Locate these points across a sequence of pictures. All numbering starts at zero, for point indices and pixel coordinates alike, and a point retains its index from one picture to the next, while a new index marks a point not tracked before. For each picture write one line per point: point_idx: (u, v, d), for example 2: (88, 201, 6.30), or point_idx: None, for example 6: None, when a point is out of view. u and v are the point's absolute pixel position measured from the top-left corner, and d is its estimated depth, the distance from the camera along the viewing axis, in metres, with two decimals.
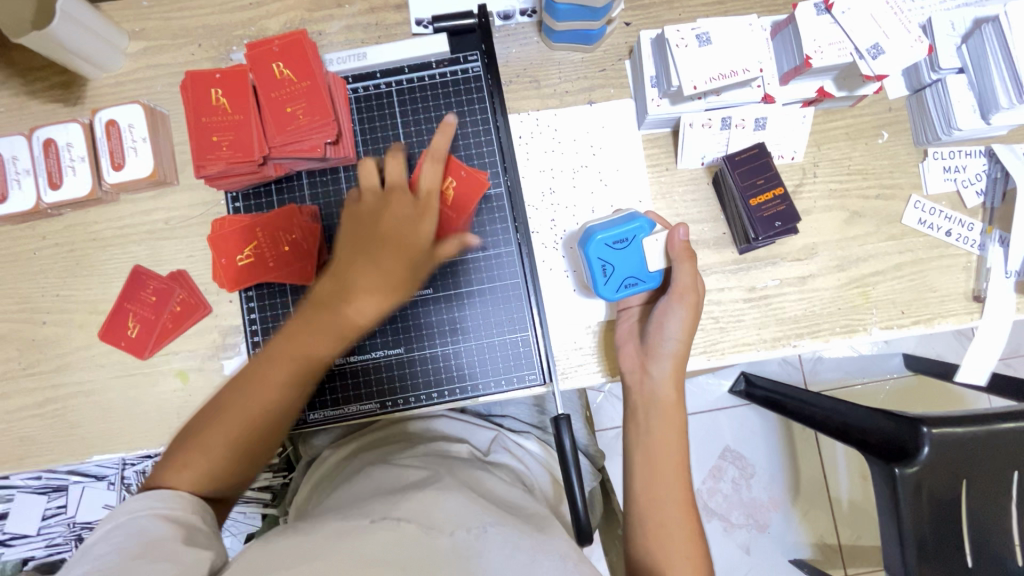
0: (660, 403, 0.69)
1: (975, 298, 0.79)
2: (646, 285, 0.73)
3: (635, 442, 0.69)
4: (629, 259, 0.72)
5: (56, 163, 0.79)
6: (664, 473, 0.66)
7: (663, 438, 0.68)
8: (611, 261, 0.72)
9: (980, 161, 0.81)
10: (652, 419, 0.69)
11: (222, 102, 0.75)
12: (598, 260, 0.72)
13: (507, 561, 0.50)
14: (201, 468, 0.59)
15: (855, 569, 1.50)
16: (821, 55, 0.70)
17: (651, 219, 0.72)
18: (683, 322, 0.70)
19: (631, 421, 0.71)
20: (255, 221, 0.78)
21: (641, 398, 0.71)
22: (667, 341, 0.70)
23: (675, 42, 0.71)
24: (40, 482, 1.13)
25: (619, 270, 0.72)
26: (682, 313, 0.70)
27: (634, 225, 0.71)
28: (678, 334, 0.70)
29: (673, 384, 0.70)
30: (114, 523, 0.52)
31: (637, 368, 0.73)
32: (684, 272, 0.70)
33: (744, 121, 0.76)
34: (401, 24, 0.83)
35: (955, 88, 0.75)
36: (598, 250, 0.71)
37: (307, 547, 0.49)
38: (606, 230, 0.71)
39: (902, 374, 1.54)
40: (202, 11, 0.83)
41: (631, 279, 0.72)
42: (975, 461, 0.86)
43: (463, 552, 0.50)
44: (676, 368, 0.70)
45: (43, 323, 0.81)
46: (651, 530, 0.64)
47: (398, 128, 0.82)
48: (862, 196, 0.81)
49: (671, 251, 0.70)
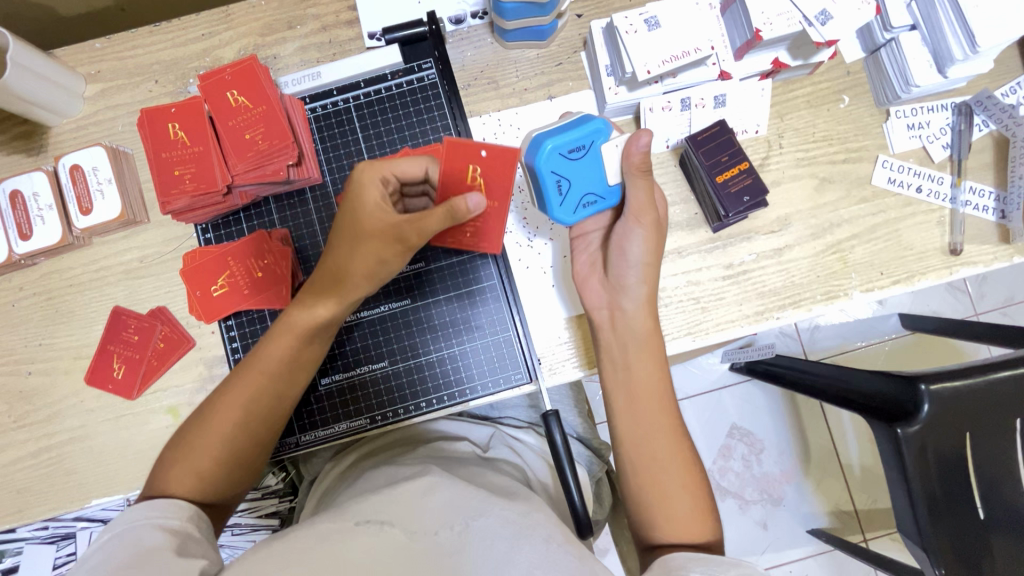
0: (638, 333, 0.68)
1: (952, 251, 0.79)
2: (605, 203, 0.71)
3: (614, 381, 0.69)
4: (585, 171, 0.68)
5: (25, 213, 0.79)
6: (646, 409, 0.66)
7: (642, 369, 0.67)
8: (566, 175, 0.68)
9: (944, 114, 0.81)
10: (630, 349, 0.68)
11: (181, 135, 0.75)
12: (552, 174, 0.68)
13: (486, 557, 0.53)
14: (193, 468, 0.61)
15: (873, 533, 1.50)
16: (771, 26, 0.70)
17: (606, 122, 0.68)
18: (645, 243, 0.67)
19: (605, 352, 0.70)
20: (228, 251, 0.78)
21: (616, 332, 0.69)
22: (633, 266, 0.68)
23: (624, 29, 0.71)
24: (49, 532, 1.12)
25: (575, 186, 0.69)
26: (642, 233, 0.67)
27: (589, 128, 0.67)
28: (642, 257, 0.68)
29: (646, 310, 0.68)
30: (110, 534, 0.53)
31: (606, 303, 0.70)
32: (640, 188, 0.67)
33: (703, 100, 0.77)
34: (355, 39, 0.83)
35: (909, 45, 0.75)
36: (550, 162, 0.67)
37: (298, 554, 0.53)
38: (556, 138, 0.67)
39: (898, 334, 1.54)
40: (155, 47, 0.83)
41: (588, 197, 0.70)
42: (973, 412, 0.86)
43: (446, 553, 0.54)
44: (648, 294, 0.69)
45: (29, 374, 0.81)
46: (651, 488, 0.63)
47: (360, 144, 0.82)
48: (830, 162, 0.81)
49: (627, 164, 0.65)
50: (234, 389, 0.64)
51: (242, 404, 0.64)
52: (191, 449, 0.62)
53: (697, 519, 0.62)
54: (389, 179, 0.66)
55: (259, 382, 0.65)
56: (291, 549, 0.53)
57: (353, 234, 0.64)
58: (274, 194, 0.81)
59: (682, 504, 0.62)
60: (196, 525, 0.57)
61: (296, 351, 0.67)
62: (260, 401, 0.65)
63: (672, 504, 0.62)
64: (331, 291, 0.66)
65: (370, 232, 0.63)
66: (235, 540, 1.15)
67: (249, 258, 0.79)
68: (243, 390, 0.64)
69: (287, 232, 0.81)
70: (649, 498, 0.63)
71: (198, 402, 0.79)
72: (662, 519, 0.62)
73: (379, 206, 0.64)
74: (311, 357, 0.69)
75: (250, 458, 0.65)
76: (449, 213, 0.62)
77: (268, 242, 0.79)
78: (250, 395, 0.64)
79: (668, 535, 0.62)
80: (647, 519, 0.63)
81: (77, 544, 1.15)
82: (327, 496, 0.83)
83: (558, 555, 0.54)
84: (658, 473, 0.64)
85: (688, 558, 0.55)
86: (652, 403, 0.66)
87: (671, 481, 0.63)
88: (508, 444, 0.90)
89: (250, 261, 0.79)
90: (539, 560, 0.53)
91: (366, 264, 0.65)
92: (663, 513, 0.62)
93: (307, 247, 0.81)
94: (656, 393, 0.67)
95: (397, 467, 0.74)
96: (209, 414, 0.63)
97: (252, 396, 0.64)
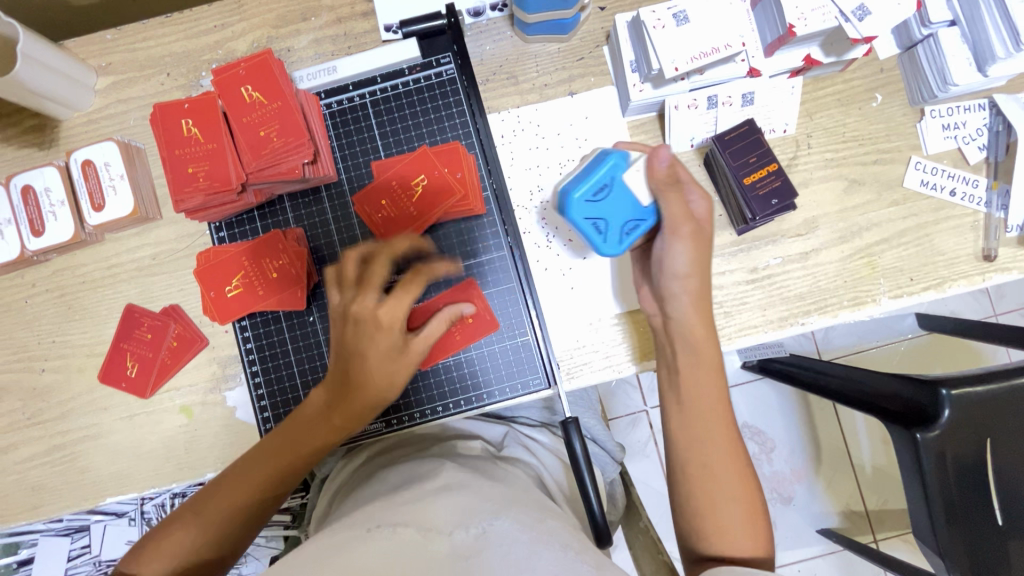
0: (687, 331, 0.64)
1: (985, 257, 0.77)
2: (648, 223, 0.66)
3: (666, 376, 0.67)
4: (618, 205, 0.66)
5: (37, 209, 0.78)
6: (697, 415, 0.63)
7: (692, 375, 0.64)
8: (600, 216, 0.66)
9: (981, 114, 0.78)
10: (679, 358, 0.65)
11: (194, 132, 0.74)
12: (586, 220, 0.66)
13: (505, 558, 0.51)
14: (196, 525, 0.59)
15: (883, 534, 1.48)
16: (805, 21, 0.67)
17: (623, 151, 0.66)
18: (688, 254, 0.64)
19: (661, 358, 0.68)
20: (242, 249, 0.78)
21: (666, 336, 0.67)
22: (674, 278, 0.64)
23: (651, 23, 0.68)
24: (62, 525, 1.15)
25: (612, 220, 0.66)
26: (683, 245, 0.64)
27: (607, 166, 0.65)
28: (684, 268, 0.64)
29: (695, 317, 0.64)
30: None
31: (656, 310, 0.69)
32: (673, 201, 0.64)
33: (732, 97, 0.74)
34: (370, 32, 0.81)
35: (948, 42, 0.72)
36: (581, 209, 0.66)
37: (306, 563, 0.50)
38: (580, 185, 0.66)
39: (916, 335, 1.51)
40: (166, 39, 0.81)
41: (629, 224, 0.66)
42: (999, 421, 0.84)
43: (460, 553, 0.52)
44: (696, 297, 0.65)
45: (42, 372, 0.80)
46: (694, 494, 0.61)
47: (376, 141, 0.81)
48: (860, 163, 0.78)
49: (655, 182, 0.64)
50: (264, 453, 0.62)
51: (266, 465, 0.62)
52: (206, 506, 0.60)
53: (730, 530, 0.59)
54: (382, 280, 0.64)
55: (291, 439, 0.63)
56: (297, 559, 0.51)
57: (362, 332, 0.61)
58: (288, 192, 0.80)
59: (727, 512, 0.60)
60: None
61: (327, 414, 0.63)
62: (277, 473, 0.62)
63: (715, 511, 0.60)
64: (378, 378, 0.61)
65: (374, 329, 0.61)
66: None
67: (264, 259, 0.78)
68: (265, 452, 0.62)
69: (302, 232, 0.79)
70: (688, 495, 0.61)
71: (211, 402, 0.78)
72: (700, 519, 0.61)
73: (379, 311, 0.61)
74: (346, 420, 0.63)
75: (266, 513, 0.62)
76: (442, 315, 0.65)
77: (284, 241, 0.77)
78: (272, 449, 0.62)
79: (716, 546, 0.60)
80: (695, 519, 0.61)
81: (91, 537, 1.17)
82: (340, 495, 0.81)
83: (576, 563, 0.54)
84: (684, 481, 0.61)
85: (733, 570, 0.53)
86: (701, 399, 0.63)
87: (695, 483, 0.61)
88: (522, 443, 0.88)
89: (264, 261, 0.78)
90: (561, 564, 0.53)
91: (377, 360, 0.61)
92: (711, 522, 0.60)
93: (322, 247, 0.80)
94: (705, 387, 0.63)
95: (411, 467, 0.72)
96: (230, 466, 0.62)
97: (269, 469, 0.62)
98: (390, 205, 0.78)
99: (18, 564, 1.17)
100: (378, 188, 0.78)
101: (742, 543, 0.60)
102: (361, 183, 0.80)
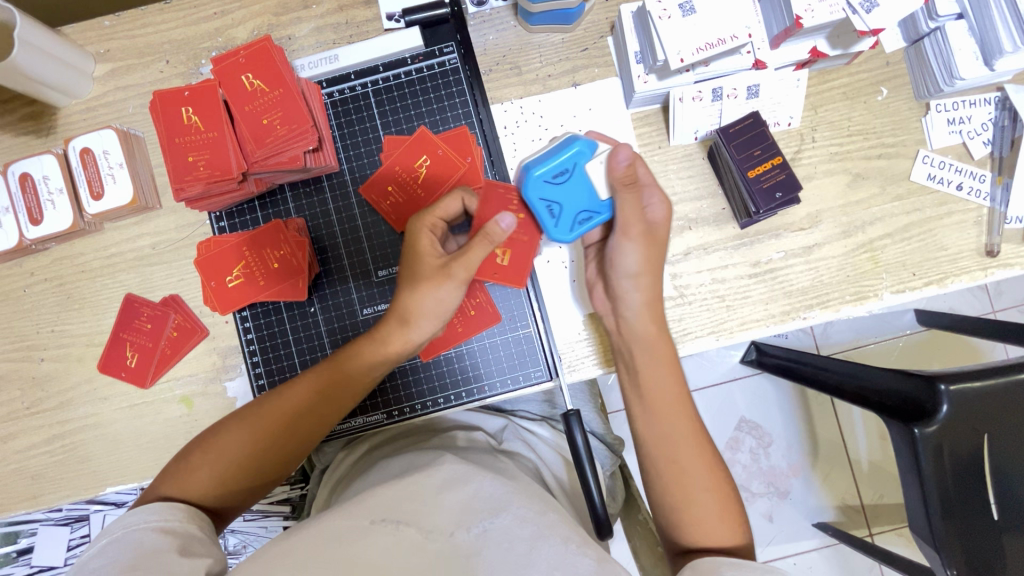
0: (641, 338, 0.66)
1: (988, 253, 0.77)
2: (602, 217, 0.69)
3: (628, 386, 0.67)
4: (575, 193, 0.68)
5: (35, 197, 0.77)
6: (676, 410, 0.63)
7: (647, 374, 0.65)
8: (555, 199, 0.68)
9: (987, 109, 0.78)
10: (638, 357, 0.66)
11: (194, 120, 0.73)
12: (541, 201, 0.69)
13: (505, 560, 0.51)
14: (214, 470, 0.61)
15: (878, 529, 1.49)
16: (812, 13, 0.66)
17: (591, 140, 0.67)
18: (639, 255, 0.66)
19: (624, 361, 0.69)
20: (242, 241, 0.77)
21: (623, 339, 0.68)
22: (625, 277, 0.66)
23: (657, 14, 0.68)
24: (62, 514, 1.15)
25: (566, 208, 0.68)
26: (634, 245, 0.66)
27: (570, 153, 0.66)
28: (635, 269, 0.66)
29: (647, 318, 0.66)
30: (109, 539, 0.52)
31: (610, 311, 0.70)
32: (628, 203, 0.65)
33: (737, 90, 0.74)
34: (372, 20, 0.80)
35: (954, 35, 0.71)
36: (538, 189, 0.68)
37: (307, 554, 0.50)
38: (539, 165, 0.67)
39: (914, 331, 1.51)
40: (166, 25, 0.80)
41: (582, 214, 0.69)
42: (1000, 416, 0.84)
43: (462, 552, 0.52)
44: (647, 301, 0.66)
45: (42, 361, 0.80)
46: (670, 470, 0.62)
47: (378, 130, 0.80)
48: (864, 157, 0.78)
49: (612, 179, 0.65)
50: (280, 399, 0.65)
51: (290, 409, 0.65)
52: (250, 419, 0.64)
53: (735, 527, 0.60)
54: (437, 222, 0.69)
55: (312, 402, 0.66)
56: (297, 547, 0.51)
57: (410, 276, 0.66)
58: (289, 182, 0.80)
59: (700, 499, 0.61)
60: (195, 525, 0.56)
61: (342, 383, 0.67)
62: (313, 420, 0.66)
63: (693, 496, 0.61)
64: (422, 296, 0.65)
65: (422, 274, 0.65)
66: (247, 526, 1.16)
67: (265, 249, 0.77)
68: (293, 403, 0.65)
69: (303, 222, 0.79)
70: (682, 494, 0.61)
71: (211, 393, 0.78)
72: (689, 523, 0.60)
73: (430, 252, 0.66)
74: (353, 394, 0.68)
75: (280, 467, 0.65)
76: (487, 240, 0.65)
77: (285, 232, 0.77)
78: (300, 407, 0.65)
79: (693, 534, 0.60)
80: (677, 520, 0.61)
81: (90, 526, 1.18)
82: (339, 487, 0.82)
83: (576, 557, 0.53)
84: (685, 478, 0.61)
85: (722, 563, 0.53)
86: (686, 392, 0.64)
87: (695, 476, 0.61)
88: (522, 437, 0.87)
89: (265, 251, 0.77)
90: (556, 561, 0.52)
91: (428, 307, 0.66)
92: (693, 512, 0.60)
93: (325, 238, 0.79)
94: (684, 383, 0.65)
95: (410, 457, 0.73)
96: (256, 411, 0.64)
97: (302, 409, 0.65)
98: (398, 190, 0.78)
99: (17, 553, 1.17)
100: (384, 175, 0.78)
101: (722, 526, 0.60)
102: (362, 173, 0.80)
